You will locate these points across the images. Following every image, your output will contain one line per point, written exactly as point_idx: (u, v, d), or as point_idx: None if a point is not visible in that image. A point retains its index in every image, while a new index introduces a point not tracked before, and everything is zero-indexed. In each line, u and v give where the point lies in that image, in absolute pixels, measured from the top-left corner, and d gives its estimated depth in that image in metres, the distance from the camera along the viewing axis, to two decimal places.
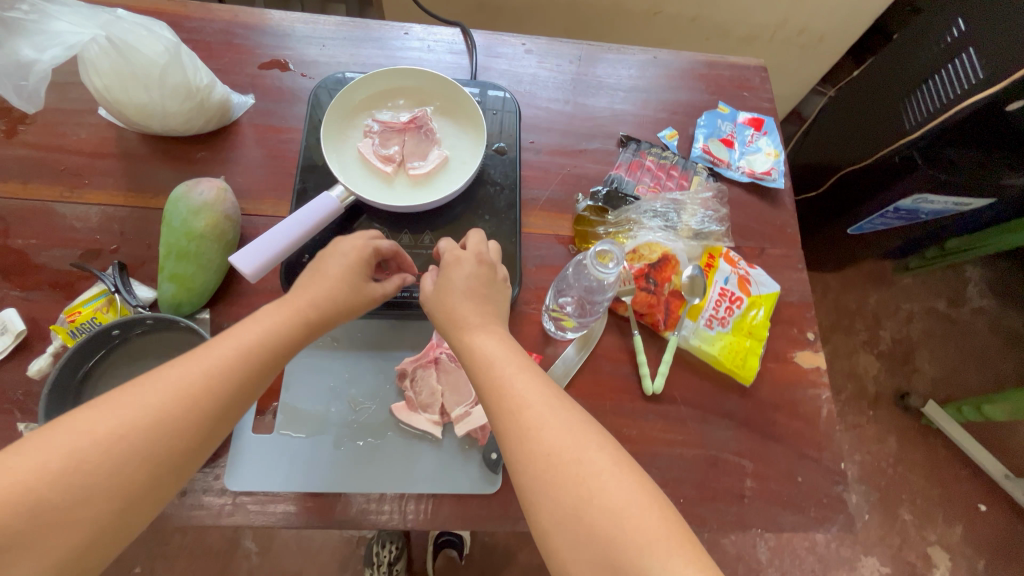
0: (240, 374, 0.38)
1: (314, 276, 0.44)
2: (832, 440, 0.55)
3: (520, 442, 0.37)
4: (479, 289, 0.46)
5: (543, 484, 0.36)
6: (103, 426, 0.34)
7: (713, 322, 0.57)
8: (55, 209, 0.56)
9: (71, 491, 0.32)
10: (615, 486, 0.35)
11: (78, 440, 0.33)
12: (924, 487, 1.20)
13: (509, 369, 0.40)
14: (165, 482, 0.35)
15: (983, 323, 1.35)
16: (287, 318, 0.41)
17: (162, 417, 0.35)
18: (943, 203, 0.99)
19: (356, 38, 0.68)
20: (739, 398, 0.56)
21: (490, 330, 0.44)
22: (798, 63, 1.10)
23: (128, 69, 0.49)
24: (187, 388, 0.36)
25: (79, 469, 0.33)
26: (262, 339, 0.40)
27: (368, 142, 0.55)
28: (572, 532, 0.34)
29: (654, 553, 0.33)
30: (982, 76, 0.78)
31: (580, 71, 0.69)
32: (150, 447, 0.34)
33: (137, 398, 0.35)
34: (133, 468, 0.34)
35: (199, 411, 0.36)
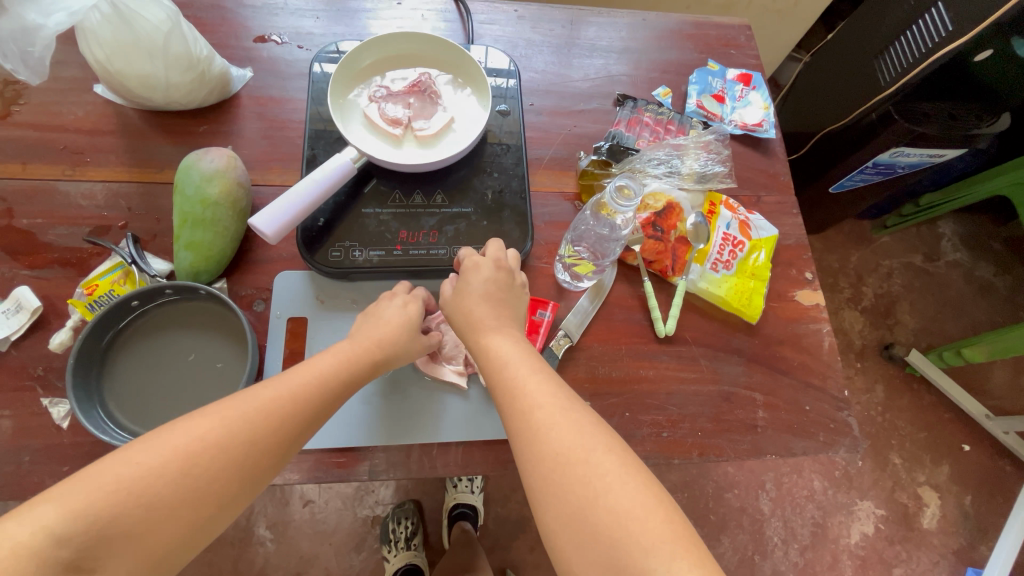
0: (324, 400, 0.41)
1: (374, 321, 0.48)
2: (834, 370, 0.58)
3: (530, 441, 0.40)
4: (495, 293, 0.49)
5: (550, 483, 0.38)
6: (212, 433, 0.36)
7: (718, 265, 0.59)
8: (58, 188, 0.55)
9: (184, 489, 0.34)
10: (620, 487, 0.36)
11: (190, 441, 0.35)
12: (912, 431, 1.26)
13: (523, 372, 0.43)
14: (255, 488, 0.37)
15: (958, 274, 1.42)
16: (360, 351, 0.45)
17: (263, 430, 0.37)
18: (918, 155, 1.03)
19: (349, 9, 0.68)
20: (746, 335, 0.58)
21: (506, 333, 0.47)
22: (774, 28, 1.13)
23: (130, 38, 0.48)
24: (282, 407, 0.39)
25: (193, 469, 0.34)
26: (339, 369, 0.43)
27: (375, 106, 0.56)
28: (575, 532, 0.36)
29: (656, 553, 0.34)
30: (950, 30, 0.82)
31: (573, 35, 0.71)
32: (251, 456, 0.37)
33: (240, 409, 0.37)
34: (237, 473, 0.36)
35: (292, 426, 0.39)
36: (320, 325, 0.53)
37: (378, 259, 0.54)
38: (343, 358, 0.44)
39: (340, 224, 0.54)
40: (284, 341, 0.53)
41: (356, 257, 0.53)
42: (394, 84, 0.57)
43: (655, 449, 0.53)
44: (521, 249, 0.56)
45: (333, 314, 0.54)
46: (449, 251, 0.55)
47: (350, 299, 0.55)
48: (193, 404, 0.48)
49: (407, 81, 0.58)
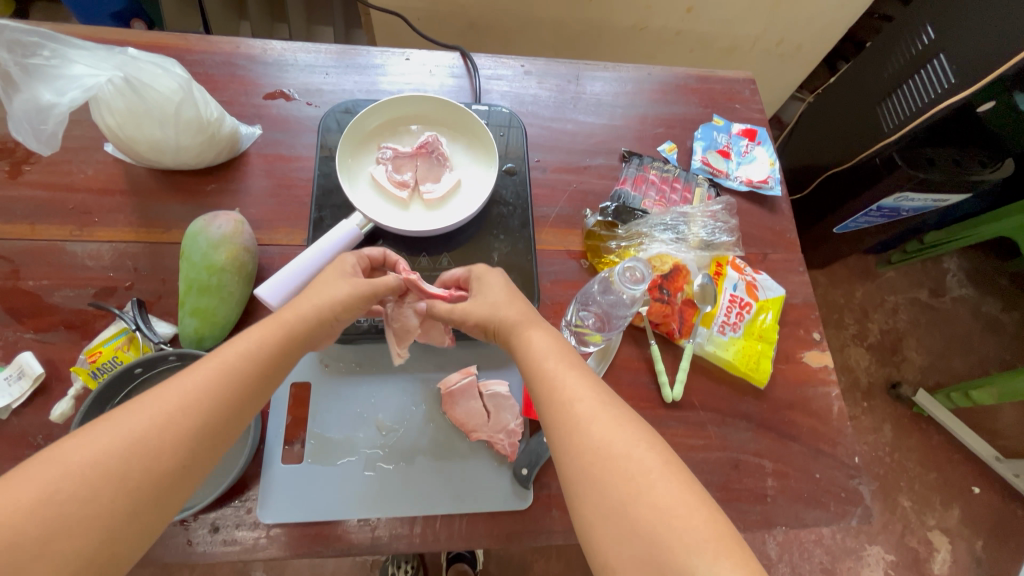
0: (226, 394, 0.38)
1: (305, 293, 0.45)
2: (844, 436, 0.57)
3: (570, 433, 0.39)
4: (512, 293, 0.50)
5: (590, 478, 0.37)
6: (76, 455, 0.32)
7: (725, 328, 0.58)
8: (66, 248, 0.55)
9: (52, 521, 0.31)
10: (664, 484, 0.35)
11: (49, 472, 0.32)
12: (921, 472, 1.24)
13: (561, 365, 0.43)
14: (151, 506, 0.34)
15: (964, 310, 1.41)
16: (269, 330, 0.42)
17: (142, 438, 0.34)
18: (923, 199, 1.02)
19: (359, 65, 0.69)
20: (754, 400, 0.58)
21: (545, 327, 0.47)
22: (777, 70, 1.14)
23: (143, 107, 0.49)
24: (166, 409, 0.35)
25: (52, 499, 0.31)
26: (241, 358, 0.40)
27: (381, 166, 0.57)
28: (615, 527, 0.35)
29: (699, 552, 0.32)
30: (953, 81, 0.82)
31: (578, 90, 0.71)
32: (129, 469, 0.33)
33: (111, 425, 0.34)
34: (111, 493, 0.32)
35: (181, 428, 0.35)
36: (325, 391, 0.53)
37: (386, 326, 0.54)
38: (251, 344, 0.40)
39: None
40: (287, 407, 0.52)
41: (361, 322, 0.54)
42: (402, 145, 0.58)
43: None
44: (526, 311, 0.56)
45: (337, 380, 0.53)
46: None
47: (354, 362, 0.54)
48: None
49: (414, 142, 0.58)
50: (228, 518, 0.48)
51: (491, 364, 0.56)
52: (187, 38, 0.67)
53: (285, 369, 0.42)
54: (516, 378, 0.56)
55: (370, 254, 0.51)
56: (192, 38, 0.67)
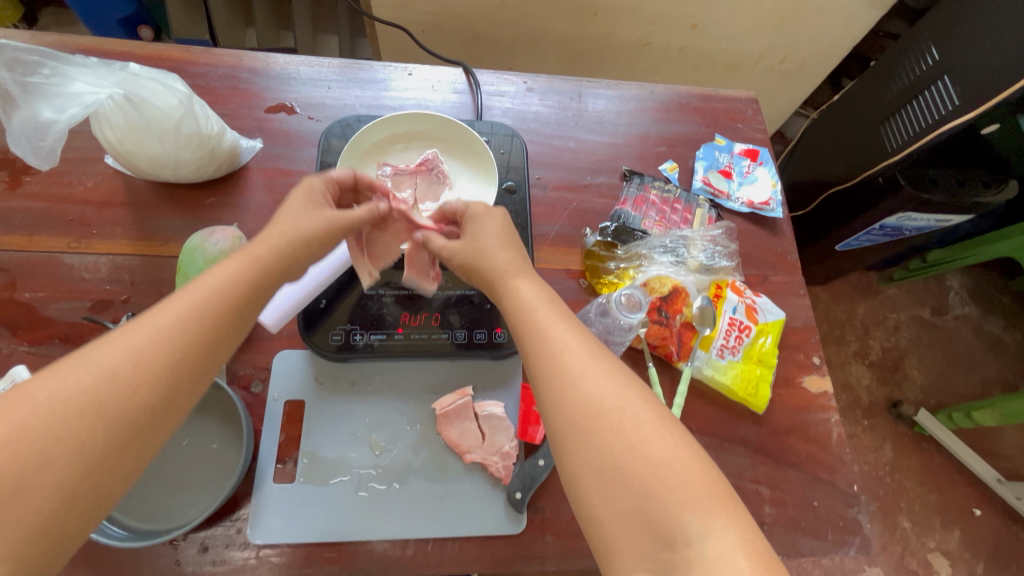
0: (201, 327, 0.37)
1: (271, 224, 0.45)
2: (843, 463, 0.57)
3: (560, 386, 0.38)
4: (505, 236, 0.49)
5: (582, 432, 0.36)
6: (46, 393, 0.32)
7: (724, 351, 0.58)
8: (63, 260, 0.55)
9: (26, 458, 0.30)
10: (658, 439, 0.35)
11: (17, 410, 0.31)
12: (921, 493, 1.23)
13: (550, 318, 0.42)
14: (131, 442, 0.33)
15: (966, 329, 1.41)
16: (243, 265, 0.41)
17: (117, 376, 0.34)
18: (926, 219, 1.01)
19: (361, 80, 0.69)
20: (753, 425, 0.57)
21: (533, 277, 0.46)
22: (781, 87, 1.14)
23: (143, 123, 0.49)
24: (137, 344, 0.35)
25: (23, 437, 0.30)
26: (215, 294, 0.39)
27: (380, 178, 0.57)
28: (606, 482, 0.35)
29: (692, 507, 0.33)
30: (957, 103, 0.82)
31: (580, 107, 0.71)
32: (104, 406, 0.33)
33: (81, 364, 0.33)
34: (87, 429, 0.32)
35: (155, 364, 0.35)
36: (318, 410, 0.52)
37: (380, 344, 0.54)
38: (225, 280, 0.40)
39: (339, 306, 0.55)
40: (281, 426, 0.52)
41: (356, 340, 0.54)
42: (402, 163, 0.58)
43: None
44: None
45: (331, 398, 0.53)
46: (451, 334, 0.56)
47: (349, 380, 0.54)
48: (186, 486, 0.48)
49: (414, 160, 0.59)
50: (218, 538, 0.48)
51: (487, 385, 0.55)
52: (191, 50, 0.67)
53: (261, 307, 0.42)
54: (512, 400, 0.55)
55: (339, 177, 0.51)
56: (196, 50, 0.67)
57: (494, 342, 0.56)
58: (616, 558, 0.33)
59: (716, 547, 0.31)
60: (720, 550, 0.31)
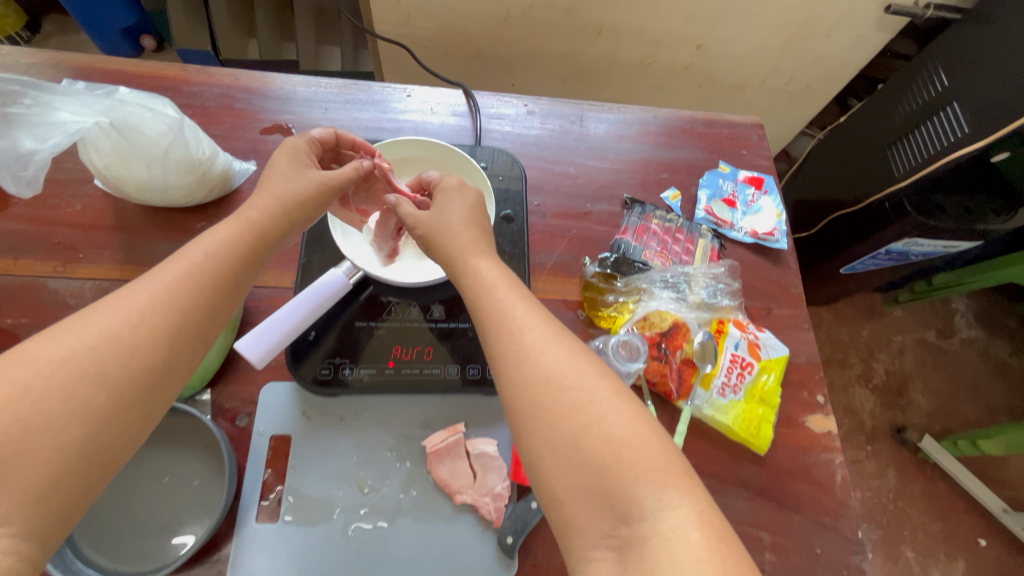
0: (196, 289, 0.40)
1: (261, 192, 0.47)
2: (848, 508, 0.55)
3: (520, 363, 0.40)
4: (472, 212, 0.52)
5: (541, 408, 0.38)
6: (45, 355, 0.33)
7: (725, 390, 0.56)
8: (48, 286, 0.53)
9: (30, 417, 0.32)
10: (614, 414, 0.37)
11: (19, 371, 0.32)
12: (925, 522, 1.20)
13: (510, 299, 0.44)
14: (131, 402, 0.35)
15: (972, 352, 1.39)
16: (236, 230, 0.44)
17: (116, 338, 0.35)
18: (932, 245, 0.99)
19: (359, 101, 0.67)
20: (754, 466, 0.55)
21: (491, 258, 0.48)
22: (787, 108, 1.13)
23: (130, 150, 0.48)
24: (136, 308, 0.37)
25: (25, 397, 0.32)
26: (207, 262, 0.41)
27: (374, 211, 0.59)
28: (565, 457, 0.36)
29: (647, 483, 0.34)
30: (967, 131, 0.80)
31: (581, 131, 0.70)
32: (104, 366, 0.34)
33: (80, 327, 0.35)
34: (87, 388, 0.34)
35: (152, 327, 0.37)
36: (305, 446, 0.51)
37: (370, 378, 0.53)
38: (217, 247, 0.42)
39: (329, 338, 0.54)
40: (265, 461, 0.50)
41: (346, 374, 0.53)
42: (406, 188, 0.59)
43: None
44: None
45: (319, 434, 0.51)
46: (442, 368, 0.55)
47: (337, 415, 0.52)
48: (166, 523, 0.46)
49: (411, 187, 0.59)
50: None
51: (480, 421, 0.54)
52: (187, 69, 0.66)
53: (251, 276, 0.44)
54: (505, 438, 0.54)
55: (320, 135, 0.54)
56: (191, 69, 0.66)
57: (487, 378, 0.55)
58: (576, 534, 0.34)
59: (671, 521, 0.32)
60: (674, 524, 0.32)
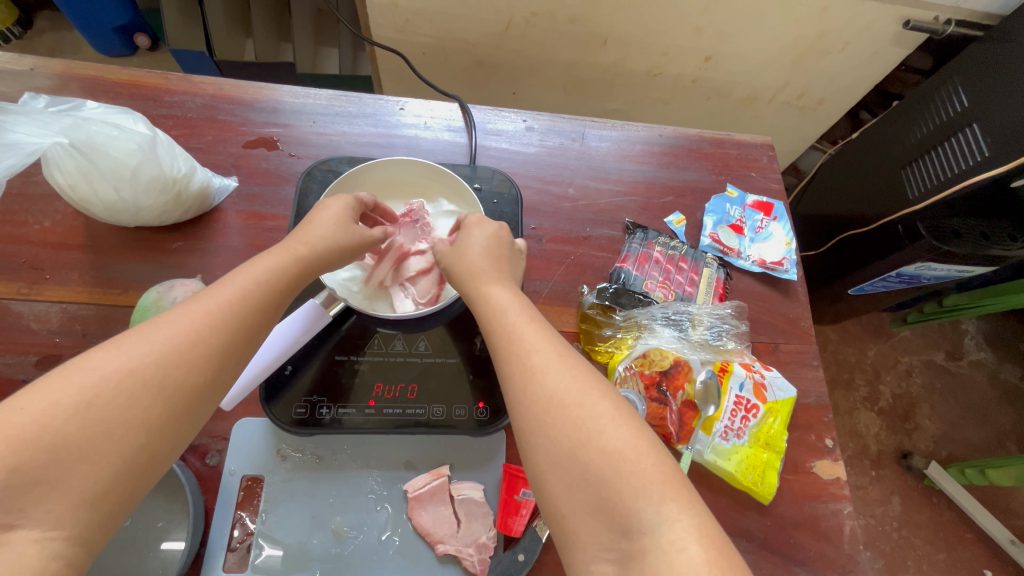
0: (245, 313, 0.38)
1: (307, 225, 0.46)
2: (857, 563, 0.51)
3: (526, 384, 0.37)
4: (496, 249, 0.49)
5: (542, 425, 0.35)
6: (112, 363, 0.32)
7: (729, 433, 0.53)
8: (12, 308, 0.50)
9: (92, 426, 0.30)
10: (615, 429, 0.33)
11: (82, 378, 0.31)
12: (930, 551, 1.16)
13: (523, 320, 0.41)
14: (186, 415, 0.34)
15: (981, 376, 1.35)
16: (284, 260, 0.43)
17: (173, 351, 0.34)
18: (946, 270, 0.95)
19: (350, 114, 0.64)
20: (757, 516, 0.52)
21: (507, 285, 0.45)
22: (798, 123, 1.09)
23: (94, 169, 0.45)
24: (194, 326, 0.35)
25: (93, 405, 0.30)
26: (259, 285, 0.40)
27: (399, 285, 0.56)
28: (566, 472, 0.33)
29: (646, 495, 0.31)
30: (987, 155, 0.77)
31: (582, 150, 0.67)
32: (165, 377, 0.33)
33: (144, 337, 0.34)
34: (150, 399, 0.32)
35: (210, 343, 0.35)
36: (280, 489, 0.48)
37: (349, 419, 0.50)
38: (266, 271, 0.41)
39: (307, 372, 0.52)
40: (235, 504, 0.47)
41: (323, 414, 0.50)
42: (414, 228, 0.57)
43: None
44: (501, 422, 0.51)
45: (295, 477, 0.48)
46: (428, 409, 0.52)
47: (314, 454, 0.49)
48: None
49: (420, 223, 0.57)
50: None
51: (466, 464, 0.51)
52: (169, 77, 0.63)
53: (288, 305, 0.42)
54: (493, 482, 0.50)
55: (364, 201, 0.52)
56: (173, 77, 0.63)
57: (476, 419, 0.51)
58: (576, 548, 0.31)
59: (671, 534, 0.29)
60: (675, 538, 0.29)
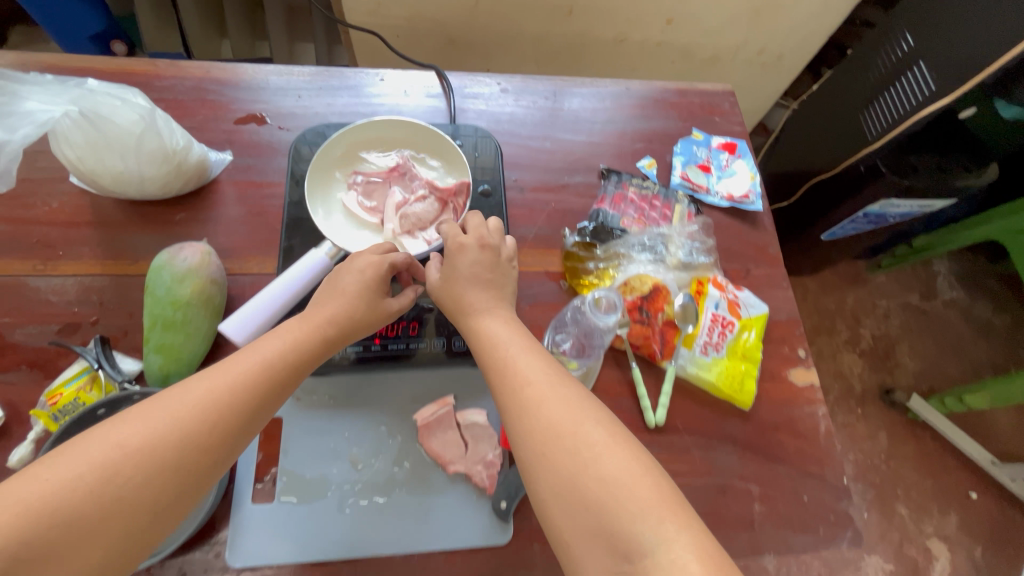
0: (258, 388, 0.40)
1: (331, 292, 0.47)
2: (832, 457, 0.56)
3: (524, 418, 0.40)
4: (483, 274, 0.48)
5: (543, 457, 0.38)
6: (130, 440, 0.35)
7: (708, 348, 0.58)
8: (29, 284, 0.53)
9: (108, 502, 0.33)
10: (610, 457, 0.37)
11: (103, 451, 0.34)
12: (918, 480, 1.23)
13: (513, 350, 0.44)
14: (191, 493, 0.37)
15: (955, 313, 1.41)
16: (303, 332, 0.44)
17: (185, 428, 0.36)
18: (908, 206, 1.01)
19: (331, 88, 0.68)
20: (740, 422, 0.56)
21: (501, 314, 0.47)
22: (761, 79, 1.14)
23: (102, 139, 0.48)
24: (204, 409, 0.37)
25: (113, 480, 0.34)
26: (281, 358, 0.42)
27: (407, 233, 0.56)
28: (568, 502, 0.36)
29: (645, 519, 0.34)
30: (934, 89, 0.82)
31: (555, 107, 0.71)
32: (180, 457, 0.36)
33: (156, 407, 0.37)
34: (165, 482, 0.35)
35: (224, 426, 0.38)
36: (295, 427, 0.51)
37: (356, 356, 0.54)
38: (285, 344, 0.43)
39: None
40: (257, 443, 0.50)
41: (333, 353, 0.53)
42: (406, 182, 0.58)
43: None
44: None
45: (310, 413, 0.52)
46: (429, 342, 0.55)
47: (327, 395, 0.53)
48: None
49: (411, 177, 0.58)
50: (196, 563, 0.46)
51: (468, 392, 0.55)
52: (156, 63, 0.66)
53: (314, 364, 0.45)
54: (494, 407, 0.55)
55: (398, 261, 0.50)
56: (161, 63, 0.66)
57: None
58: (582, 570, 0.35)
59: (671, 554, 0.33)
60: (674, 557, 0.33)
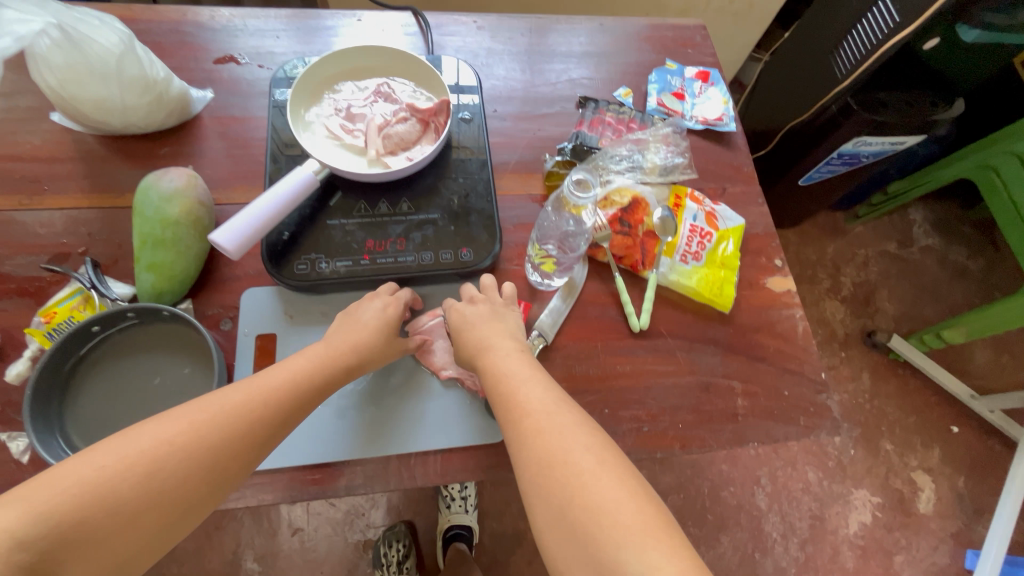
0: (291, 399, 0.42)
1: (351, 322, 0.49)
2: (809, 354, 0.58)
3: (520, 447, 0.40)
4: (481, 319, 0.50)
5: (535, 485, 0.39)
6: (176, 435, 0.36)
7: (688, 256, 0.60)
8: (16, 218, 0.54)
9: (155, 492, 0.35)
10: (599, 486, 0.37)
11: (150, 441, 0.36)
12: (901, 417, 1.27)
13: (516, 382, 0.44)
14: (226, 487, 0.38)
15: (932, 259, 1.45)
16: (323, 353, 0.46)
17: (227, 428, 0.38)
18: (881, 143, 1.03)
19: (309, 28, 0.68)
20: (721, 326, 0.58)
21: (505, 344, 0.48)
22: (734, 29, 1.16)
23: (82, 61, 0.48)
24: (243, 418, 0.39)
25: (159, 472, 0.35)
26: (310, 375, 0.44)
27: (391, 153, 0.57)
28: (557, 529, 0.36)
29: (627, 547, 0.34)
30: (897, 20, 0.84)
31: (533, 43, 0.72)
32: (221, 454, 0.38)
33: (191, 412, 0.38)
34: (203, 480, 0.37)
35: (261, 432, 0.40)
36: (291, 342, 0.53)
37: (344, 269, 0.54)
38: (310, 365, 0.45)
39: (306, 237, 0.54)
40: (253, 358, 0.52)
41: (322, 268, 0.54)
42: (386, 107, 0.59)
43: (636, 443, 0.52)
44: (490, 252, 0.56)
45: (304, 329, 0.53)
46: (417, 257, 0.55)
47: (321, 312, 0.54)
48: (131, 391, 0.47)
49: (390, 101, 0.59)
50: None
51: None
52: (132, 8, 0.66)
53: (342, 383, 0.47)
54: None
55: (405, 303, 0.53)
56: (136, 8, 0.66)
57: (460, 260, 0.56)
58: None
59: None
60: None
